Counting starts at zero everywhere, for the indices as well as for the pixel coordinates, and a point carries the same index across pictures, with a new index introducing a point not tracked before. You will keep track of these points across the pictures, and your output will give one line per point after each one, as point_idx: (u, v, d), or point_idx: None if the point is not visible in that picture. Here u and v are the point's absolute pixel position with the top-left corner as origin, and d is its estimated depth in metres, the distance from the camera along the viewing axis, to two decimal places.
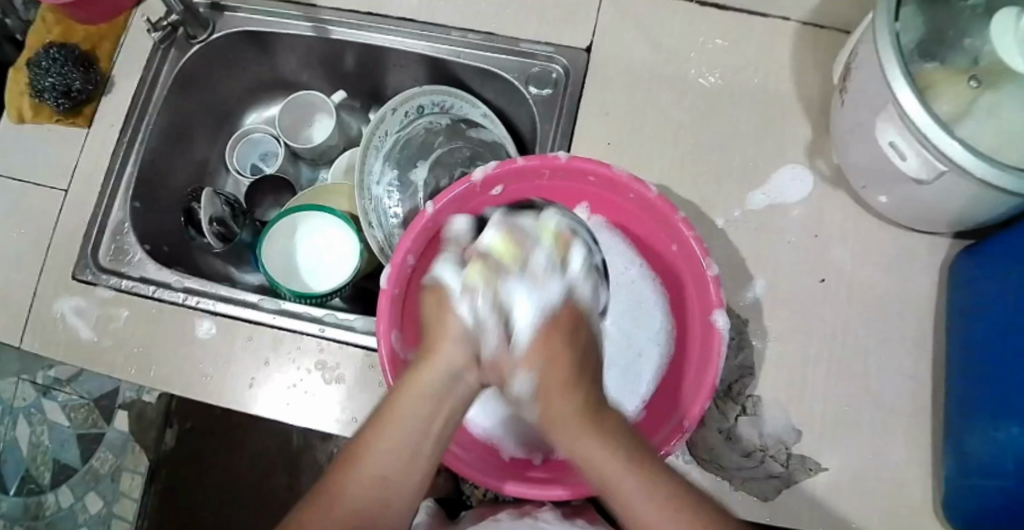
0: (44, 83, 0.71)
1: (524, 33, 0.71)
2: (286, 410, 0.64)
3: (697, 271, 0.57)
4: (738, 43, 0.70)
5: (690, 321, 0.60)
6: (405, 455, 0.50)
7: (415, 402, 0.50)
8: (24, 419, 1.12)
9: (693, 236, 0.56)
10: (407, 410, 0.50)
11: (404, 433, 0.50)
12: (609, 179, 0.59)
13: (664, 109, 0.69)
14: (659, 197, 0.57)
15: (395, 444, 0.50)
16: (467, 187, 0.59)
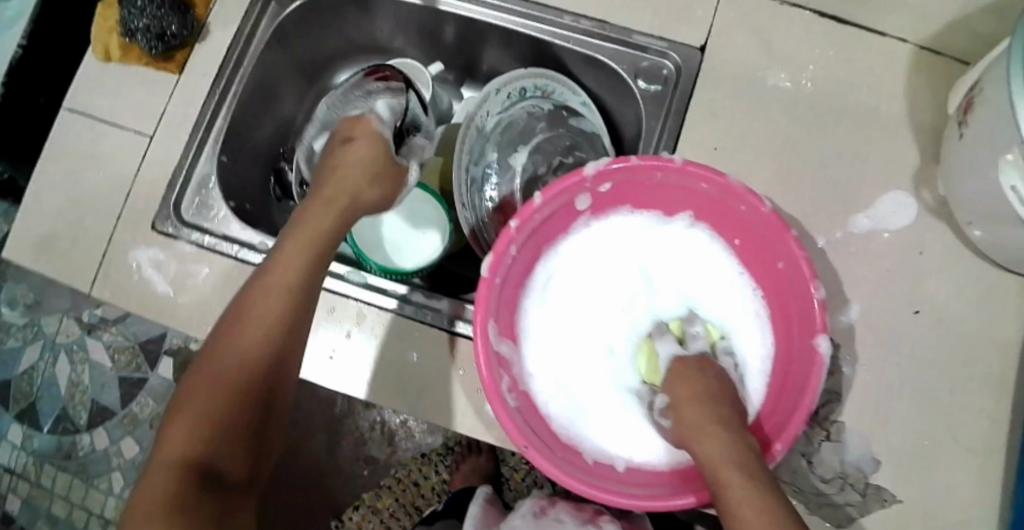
0: (138, 24, 0.69)
1: (636, 24, 0.68)
2: (330, 364, 0.64)
3: (805, 294, 0.56)
4: (856, 57, 0.67)
5: (790, 340, 0.59)
6: (275, 319, 0.52)
7: (290, 267, 0.53)
8: (65, 356, 1.11)
9: (805, 257, 0.54)
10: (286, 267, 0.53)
11: (263, 317, 0.51)
12: (725, 187, 0.57)
13: (774, 119, 0.66)
14: (773, 213, 0.55)
15: (267, 303, 0.52)
16: (578, 181, 0.58)
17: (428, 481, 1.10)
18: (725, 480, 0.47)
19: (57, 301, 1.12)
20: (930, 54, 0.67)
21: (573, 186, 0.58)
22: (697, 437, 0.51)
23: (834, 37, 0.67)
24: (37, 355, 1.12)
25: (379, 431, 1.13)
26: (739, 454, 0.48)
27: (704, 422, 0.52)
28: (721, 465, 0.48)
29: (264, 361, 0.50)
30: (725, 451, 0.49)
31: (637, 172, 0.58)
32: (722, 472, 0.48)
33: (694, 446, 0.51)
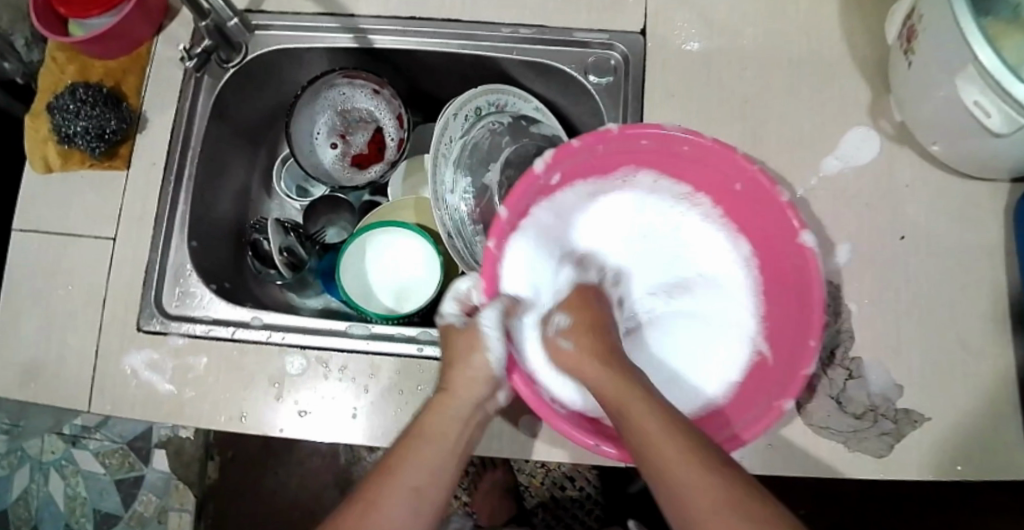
0: (74, 127, 0.66)
1: (575, 22, 0.69)
2: (355, 423, 0.63)
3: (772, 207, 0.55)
4: (788, 10, 0.69)
5: (776, 254, 0.58)
6: (411, 510, 0.47)
7: (449, 418, 0.52)
8: (56, 472, 1.07)
9: (759, 171, 0.54)
10: (423, 456, 0.50)
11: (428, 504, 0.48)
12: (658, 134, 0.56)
13: (727, 85, 0.67)
14: (717, 144, 0.55)
15: (433, 448, 0.50)
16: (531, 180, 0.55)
17: (450, 508, 1.08)
18: (662, 463, 0.45)
19: (38, 420, 1.07)
20: None
21: (528, 188, 0.56)
22: (631, 406, 0.48)
23: None
24: (28, 479, 1.07)
25: None
26: (675, 426, 0.46)
27: (631, 396, 0.48)
28: (656, 441, 0.46)
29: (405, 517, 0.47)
30: (665, 424, 0.46)
31: (581, 153, 0.57)
32: (668, 460, 0.45)
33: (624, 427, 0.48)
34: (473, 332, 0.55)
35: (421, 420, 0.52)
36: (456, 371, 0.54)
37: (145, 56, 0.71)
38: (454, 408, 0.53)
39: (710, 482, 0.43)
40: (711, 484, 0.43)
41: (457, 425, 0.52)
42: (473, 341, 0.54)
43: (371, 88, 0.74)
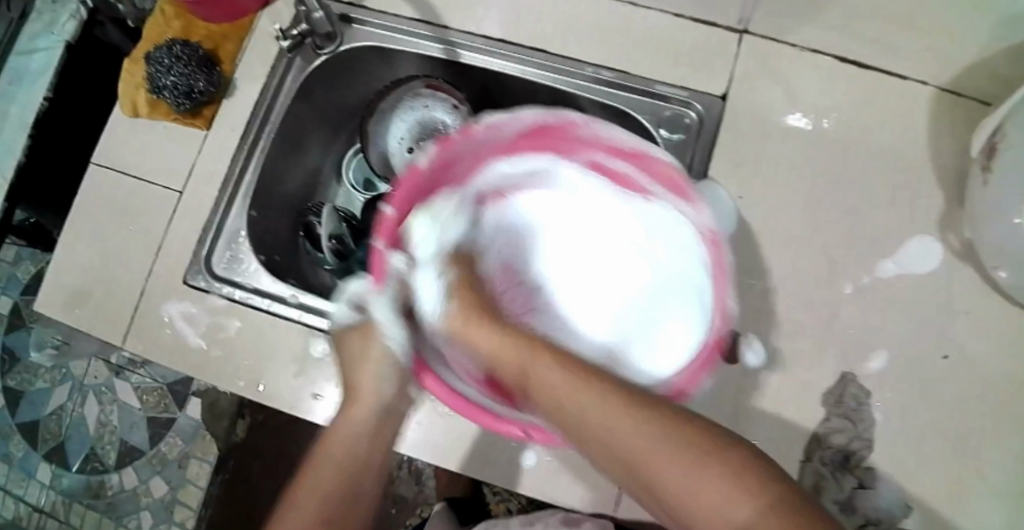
0: (164, 81, 0.70)
1: (658, 74, 0.69)
2: None
3: (661, 172, 0.57)
4: (878, 104, 0.68)
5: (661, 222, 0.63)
6: (318, 505, 0.54)
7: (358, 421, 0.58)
8: (94, 396, 1.11)
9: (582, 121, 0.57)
10: (332, 452, 0.56)
11: (353, 493, 0.56)
12: (541, 129, 0.58)
13: (798, 167, 0.67)
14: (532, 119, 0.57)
15: (348, 437, 0.57)
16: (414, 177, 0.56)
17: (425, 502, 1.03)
18: (596, 425, 0.45)
19: (84, 344, 1.12)
20: (950, 95, 0.67)
21: (414, 184, 0.56)
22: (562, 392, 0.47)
23: (856, 82, 0.68)
24: (66, 397, 1.11)
25: (407, 470, 1.03)
26: (616, 390, 0.45)
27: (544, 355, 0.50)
28: (572, 418, 0.46)
29: (334, 508, 0.55)
30: (571, 393, 0.46)
31: (463, 144, 0.57)
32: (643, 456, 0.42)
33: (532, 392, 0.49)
34: (372, 328, 0.59)
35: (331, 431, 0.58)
36: (361, 371, 0.59)
37: (247, 28, 0.74)
38: (365, 410, 0.58)
39: (654, 452, 0.42)
40: (642, 441, 0.43)
41: (366, 439, 0.58)
42: (368, 332, 0.60)
43: (451, 103, 0.77)
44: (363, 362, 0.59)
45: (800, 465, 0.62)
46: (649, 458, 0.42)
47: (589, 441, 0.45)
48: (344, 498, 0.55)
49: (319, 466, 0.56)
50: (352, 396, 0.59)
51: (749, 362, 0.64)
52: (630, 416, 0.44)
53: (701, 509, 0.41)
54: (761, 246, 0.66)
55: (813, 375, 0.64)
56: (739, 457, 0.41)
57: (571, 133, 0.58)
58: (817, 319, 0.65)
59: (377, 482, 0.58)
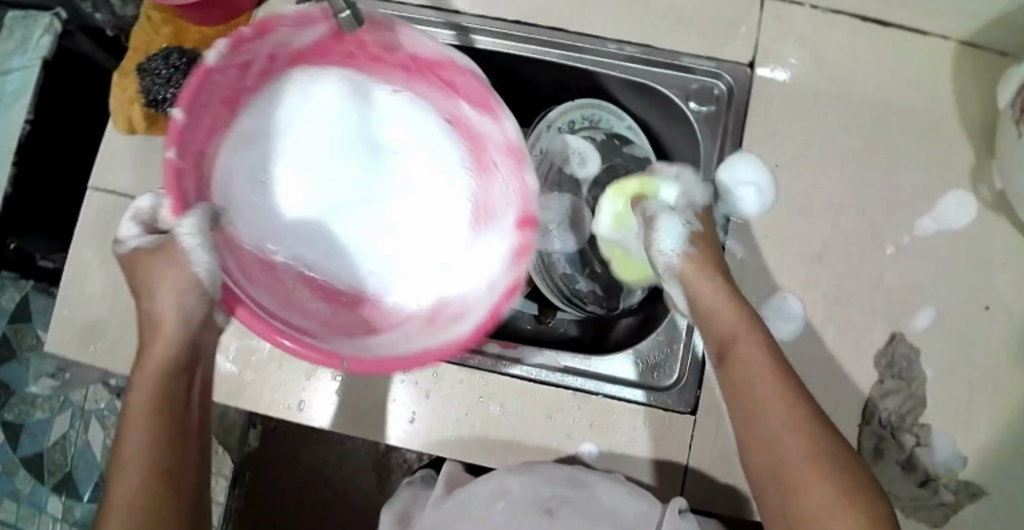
0: (165, 95, 0.67)
1: (682, 46, 0.67)
2: (416, 427, 0.64)
3: (471, 90, 0.54)
4: (905, 60, 0.67)
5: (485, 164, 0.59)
6: (148, 474, 0.49)
7: (166, 349, 0.50)
8: (97, 421, 1.07)
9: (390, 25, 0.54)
10: (142, 387, 0.50)
11: (156, 448, 0.50)
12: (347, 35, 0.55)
13: (830, 131, 0.66)
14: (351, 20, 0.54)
15: (150, 369, 0.50)
16: (202, 76, 0.49)
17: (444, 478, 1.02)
18: (768, 426, 0.50)
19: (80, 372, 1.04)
20: (971, 47, 0.67)
21: (203, 84, 0.50)
22: (744, 371, 0.52)
23: (880, 40, 0.67)
24: (68, 425, 1.07)
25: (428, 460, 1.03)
26: (779, 376, 0.51)
27: (751, 339, 0.53)
28: (739, 393, 0.52)
29: (139, 473, 0.49)
30: (769, 376, 0.51)
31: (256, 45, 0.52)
32: (768, 423, 0.50)
33: (728, 365, 0.53)
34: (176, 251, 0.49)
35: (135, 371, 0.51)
36: (158, 301, 0.50)
37: (241, 28, 0.70)
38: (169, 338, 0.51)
39: (795, 458, 0.48)
40: (788, 434, 0.49)
41: (165, 382, 0.51)
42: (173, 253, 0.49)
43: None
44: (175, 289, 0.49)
45: (857, 429, 0.62)
46: (786, 457, 0.48)
47: (757, 432, 0.50)
48: (159, 461, 0.50)
49: (134, 426, 0.50)
50: (157, 324, 0.51)
51: (797, 330, 0.63)
52: (790, 407, 0.50)
53: (796, 504, 0.47)
54: (802, 213, 0.65)
55: (863, 338, 0.63)
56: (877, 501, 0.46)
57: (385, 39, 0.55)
58: (863, 282, 0.64)
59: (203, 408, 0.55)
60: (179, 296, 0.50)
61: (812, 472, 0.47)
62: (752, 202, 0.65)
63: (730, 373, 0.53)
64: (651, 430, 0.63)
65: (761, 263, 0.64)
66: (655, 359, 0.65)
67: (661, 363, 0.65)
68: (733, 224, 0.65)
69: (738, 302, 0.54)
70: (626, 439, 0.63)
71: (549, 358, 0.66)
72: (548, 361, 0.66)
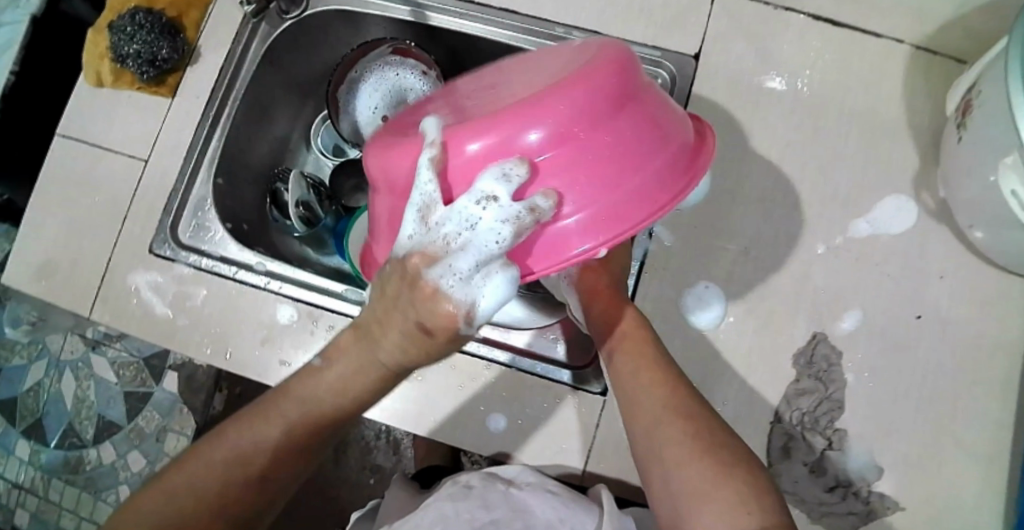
0: (127, 49, 0.69)
1: (630, 35, 0.68)
2: None
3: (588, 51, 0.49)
4: (852, 60, 0.67)
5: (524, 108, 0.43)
6: (305, 435, 0.52)
7: (410, 357, 0.47)
8: (71, 372, 1.09)
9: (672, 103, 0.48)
10: (366, 369, 0.50)
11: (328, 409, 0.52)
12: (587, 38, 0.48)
13: (771, 126, 0.66)
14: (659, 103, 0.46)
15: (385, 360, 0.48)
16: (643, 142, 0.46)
17: (399, 466, 1.04)
18: (647, 412, 0.50)
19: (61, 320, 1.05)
20: (926, 53, 0.67)
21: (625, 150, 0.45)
22: (622, 358, 0.54)
23: (832, 39, 0.67)
24: (43, 373, 1.10)
25: (385, 440, 1.04)
26: (663, 368, 0.53)
27: (635, 335, 0.55)
28: (623, 387, 0.53)
29: (310, 426, 0.52)
30: (648, 366, 0.52)
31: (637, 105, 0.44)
32: (640, 409, 0.51)
33: (617, 358, 0.55)
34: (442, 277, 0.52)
35: (326, 360, 0.52)
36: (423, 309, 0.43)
37: None
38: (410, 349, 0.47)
39: (664, 437, 0.48)
40: (664, 417, 0.49)
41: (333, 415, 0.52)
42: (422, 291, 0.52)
43: (421, 68, 0.76)
44: (405, 354, 0.46)
45: (769, 425, 0.61)
46: (661, 439, 0.49)
47: (637, 418, 0.51)
48: (326, 434, 0.53)
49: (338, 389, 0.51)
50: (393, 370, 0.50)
51: (719, 322, 0.62)
52: (666, 390, 0.51)
53: (676, 486, 0.46)
54: (733, 205, 0.64)
55: (784, 334, 0.63)
56: (745, 478, 0.45)
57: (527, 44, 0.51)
58: (790, 279, 0.63)
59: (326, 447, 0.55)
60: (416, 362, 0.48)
61: (681, 452, 0.47)
62: None
63: (618, 366, 0.54)
64: (557, 409, 0.62)
65: (687, 253, 0.63)
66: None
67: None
68: (662, 211, 0.64)
69: (632, 308, 0.57)
70: (536, 416, 0.62)
71: None
72: None
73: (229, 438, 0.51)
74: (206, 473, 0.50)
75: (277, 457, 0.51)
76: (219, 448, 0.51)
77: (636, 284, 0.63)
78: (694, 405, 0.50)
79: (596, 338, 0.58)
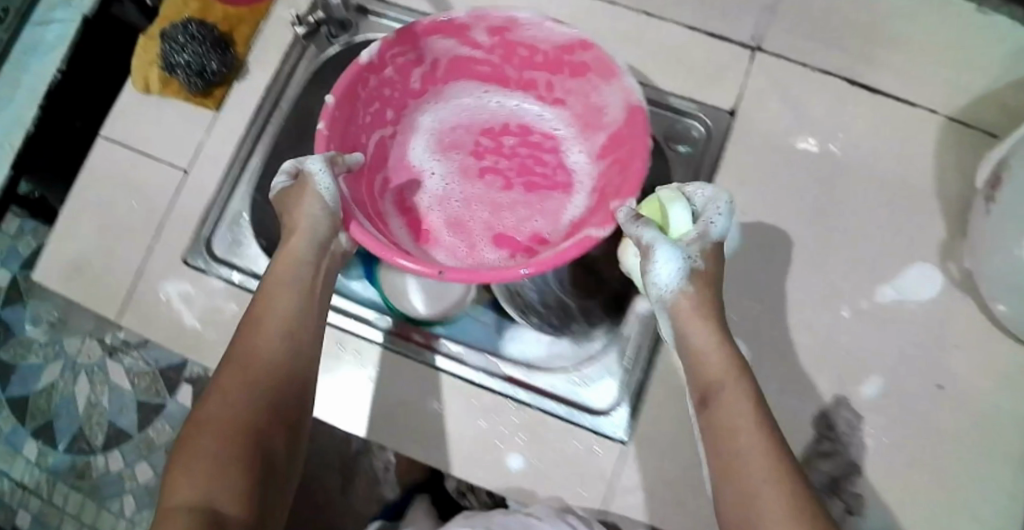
0: (178, 59, 0.71)
1: (671, 86, 0.70)
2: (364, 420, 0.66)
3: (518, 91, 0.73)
4: (886, 127, 0.68)
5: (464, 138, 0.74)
6: (242, 389, 0.53)
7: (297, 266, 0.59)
8: (86, 376, 1.11)
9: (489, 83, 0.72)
10: (272, 298, 0.57)
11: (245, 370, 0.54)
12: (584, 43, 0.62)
13: (803, 186, 0.67)
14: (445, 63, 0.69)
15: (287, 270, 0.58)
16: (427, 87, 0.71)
17: None
18: (740, 450, 0.49)
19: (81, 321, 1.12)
20: (959, 124, 0.68)
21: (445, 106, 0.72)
22: (722, 392, 0.52)
23: (867, 105, 0.68)
24: (57, 374, 1.11)
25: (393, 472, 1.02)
26: (764, 422, 0.50)
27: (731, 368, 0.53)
28: (720, 426, 0.51)
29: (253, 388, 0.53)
30: (750, 412, 0.51)
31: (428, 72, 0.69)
32: (739, 455, 0.49)
33: (723, 392, 0.52)
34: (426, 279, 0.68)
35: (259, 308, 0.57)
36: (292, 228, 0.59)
37: (262, 12, 0.75)
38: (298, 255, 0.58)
39: (756, 477, 0.48)
40: (757, 458, 0.49)
41: (289, 328, 0.57)
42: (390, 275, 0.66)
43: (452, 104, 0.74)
44: (285, 264, 0.59)
45: None
46: (752, 482, 0.48)
47: (728, 451, 0.50)
48: (271, 380, 0.54)
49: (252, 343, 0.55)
50: (295, 290, 0.58)
51: None
52: (762, 440, 0.49)
53: None
54: (761, 260, 0.66)
55: (803, 393, 0.64)
56: None
57: (512, 35, 0.65)
58: (813, 339, 0.65)
59: (311, 373, 0.58)
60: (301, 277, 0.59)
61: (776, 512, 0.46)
62: None
63: (723, 403, 0.52)
64: (577, 450, 0.63)
65: None
66: (588, 379, 0.65)
67: (596, 381, 0.65)
68: None
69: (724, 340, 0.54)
70: (557, 457, 0.63)
71: (492, 363, 0.67)
72: (490, 365, 0.66)
73: (195, 436, 0.51)
74: (213, 433, 0.50)
75: (231, 426, 0.51)
76: (186, 462, 0.50)
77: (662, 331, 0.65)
78: (786, 460, 0.48)
79: (693, 381, 0.55)
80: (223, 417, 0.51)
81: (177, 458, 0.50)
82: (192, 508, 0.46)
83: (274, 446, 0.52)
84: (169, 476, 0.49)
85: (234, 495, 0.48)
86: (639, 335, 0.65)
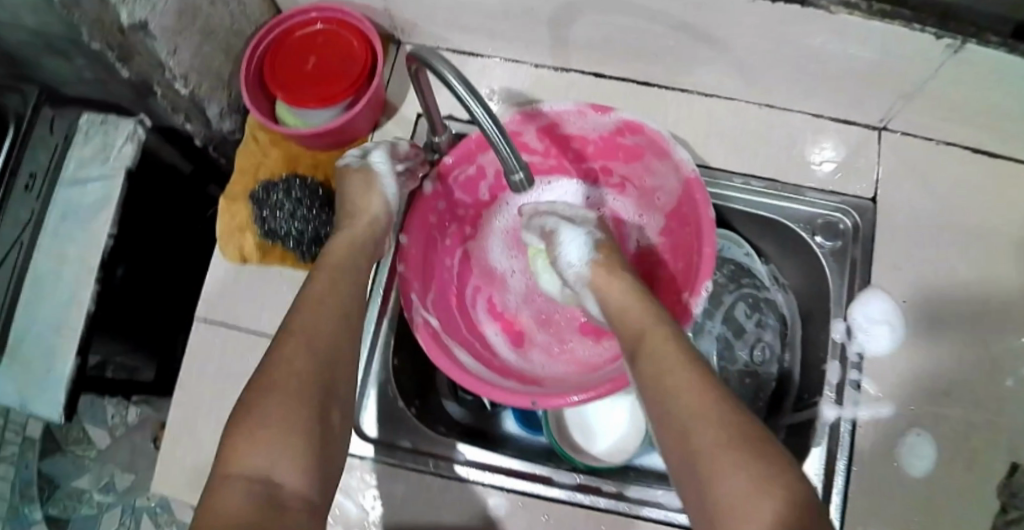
0: (287, 229, 0.65)
1: (807, 179, 0.68)
2: None
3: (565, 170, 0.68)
4: (1014, 188, 0.68)
5: None
6: (310, 347, 0.51)
7: (348, 252, 0.59)
8: (150, 519, 1.03)
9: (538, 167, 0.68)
10: (337, 274, 0.56)
11: (315, 335, 0.52)
12: (632, 127, 0.61)
13: (950, 261, 0.68)
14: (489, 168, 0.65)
15: (344, 258, 0.58)
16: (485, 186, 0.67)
17: None
18: (676, 401, 0.46)
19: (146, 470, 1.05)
20: None
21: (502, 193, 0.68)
22: (669, 380, 0.47)
23: (991, 169, 0.69)
24: (119, 522, 1.03)
25: None
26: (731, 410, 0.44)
27: (658, 336, 0.51)
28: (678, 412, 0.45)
29: (316, 354, 0.50)
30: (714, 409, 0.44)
31: (479, 174, 0.65)
32: (700, 442, 0.43)
33: (640, 362, 0.50)
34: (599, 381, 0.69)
35: (314, 282, 0.56)
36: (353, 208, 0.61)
37: None
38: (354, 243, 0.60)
39: (732, 460, 0.41)
40: (692, 418, 0.44)
41: (345, 312, 0.55)
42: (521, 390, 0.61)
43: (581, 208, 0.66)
44: (348, 242, 0.59)
45: None
46: (717, 469, 0.42)
47: (668, 424, 0.46)
48: (327, 345, 0.52)
49: (314, 308, 0.53)
50: (349, 266, 0.58)
51: (930, 466, 0.63)
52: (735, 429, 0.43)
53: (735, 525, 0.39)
54: (929, 348, 0.66)
55: (986, 468, 0.64)
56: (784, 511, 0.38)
57: (561, 129, 0.63)
58: (988, 414, 0.65)
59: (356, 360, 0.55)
60: (354, 258, 0.59)
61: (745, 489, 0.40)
62: (885, 340, 0.66)
63: (643, 371, 0.49)
64: None
65: (892, 400, 0.65)
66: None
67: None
68: (867, 363, 0.65)
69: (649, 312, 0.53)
70: None
71: None
72: None
73: (260, 390, 0.47)
74: (277, 405, 0.46)
75: (293, 385, 0.48)
76: (243, 413, 0.46)
77: (851, 436, 0.64)
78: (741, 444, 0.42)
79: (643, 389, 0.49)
80: (288, 388, 0.48)
81: (233, 424, 0.46)
82: (248, 478, 0.43)
83: (330, 426, 0.49)
84: (224, 446, 0.45)
85: (291, 451, 0.45)
86: (829, 445, 0.64)
